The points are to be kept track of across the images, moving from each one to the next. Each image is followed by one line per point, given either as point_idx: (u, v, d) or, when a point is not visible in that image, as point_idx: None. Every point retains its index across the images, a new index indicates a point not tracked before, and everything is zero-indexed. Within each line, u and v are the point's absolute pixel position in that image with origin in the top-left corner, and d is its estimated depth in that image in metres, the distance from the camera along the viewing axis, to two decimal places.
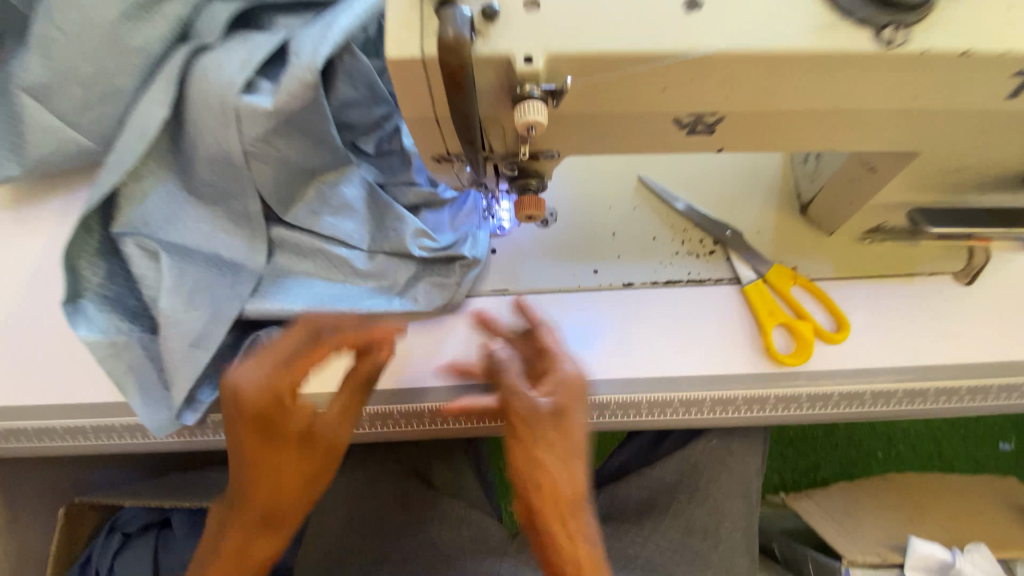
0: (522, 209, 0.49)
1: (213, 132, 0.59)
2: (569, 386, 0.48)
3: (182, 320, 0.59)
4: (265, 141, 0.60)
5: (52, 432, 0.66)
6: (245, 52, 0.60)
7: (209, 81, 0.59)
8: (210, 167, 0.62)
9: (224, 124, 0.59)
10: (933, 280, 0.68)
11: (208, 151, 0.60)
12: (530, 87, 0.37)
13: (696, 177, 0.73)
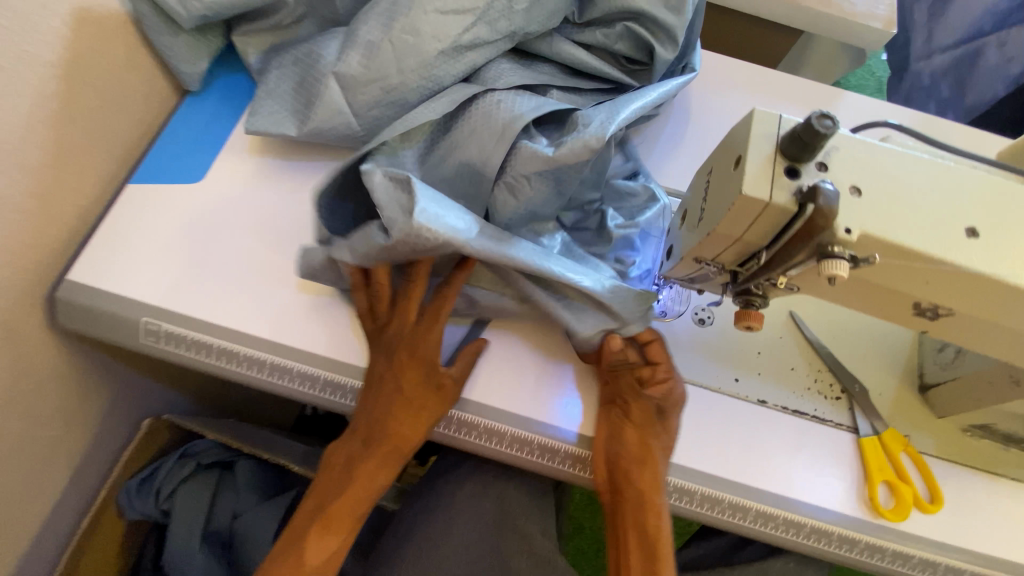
0: (748, 318, 0.58)
1: (484, 149, 0.71)
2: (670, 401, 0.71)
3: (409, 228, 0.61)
4: (523, 176, 0.70)
5: (232, 357, 0.74)
6: (536, 103, 0.73)
7: (500, 112, 0.72)
8: (464, 162, 0.72)
9: (498, 148, 0.71)
10: (1019, 487, 0.76)
11: (468, 161, 0.72)
12: (839, 249, 0.46)
13: (837, 327, 0.83)
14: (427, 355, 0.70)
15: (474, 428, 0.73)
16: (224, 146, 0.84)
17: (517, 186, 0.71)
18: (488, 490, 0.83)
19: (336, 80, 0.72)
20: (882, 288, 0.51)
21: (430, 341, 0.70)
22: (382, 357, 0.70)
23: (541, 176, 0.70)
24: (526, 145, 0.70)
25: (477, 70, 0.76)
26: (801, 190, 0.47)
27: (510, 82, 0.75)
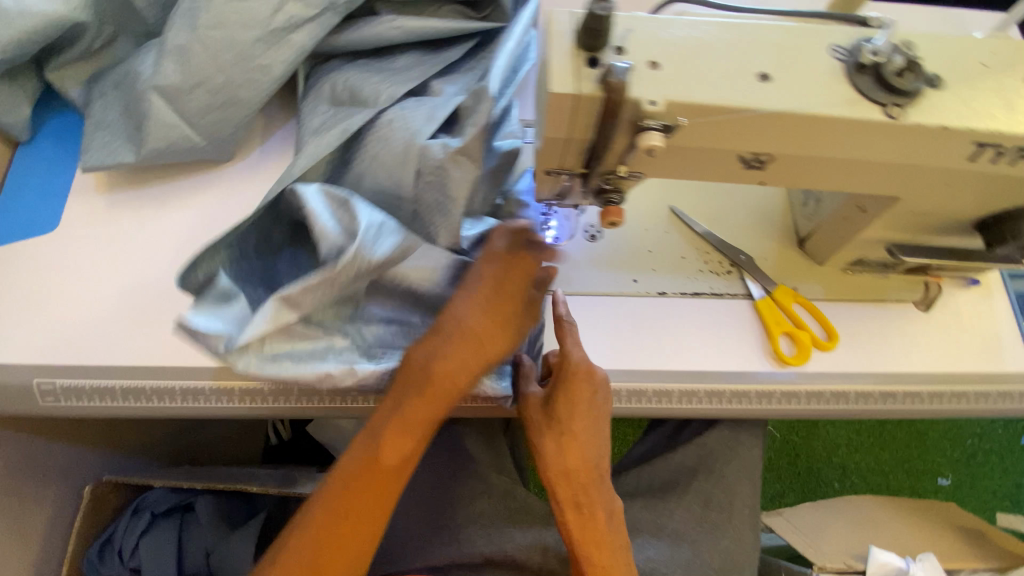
0: (607, 214, 0.60)
1: (389, 168, 0.66)
2: (577, 358, 0.66)
3: (349, 243, 0.58)
4: (441, 169, 0.63)
5: (139, 395, 0.72)
6: (426, 108, 0.69)
7: (391, 127, 0.67)
8: (372, 195, 0.66)
9: (404, 162, 0.65)
10: (899, 306, 0.85)
11: (376, 183, 0.66)
12: (651, 122, 0.50)
13: (717, 210, 0.89)
14: (440, 394, 0.57)
15: None
16: (72, 191, 0.80)
17: (440, 189, 0.63)
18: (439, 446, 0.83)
19: (159, 95, 0.70)
20: (708, 151, 0.54)
21: (446, 378, 0.57)
22: (419, 386, 0.57)
23: (459, 166, 0.63)
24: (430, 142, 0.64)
25: (354, 95, 0.73)
26: (603, 76, 0.49)
27: (394, 95, 0.72)
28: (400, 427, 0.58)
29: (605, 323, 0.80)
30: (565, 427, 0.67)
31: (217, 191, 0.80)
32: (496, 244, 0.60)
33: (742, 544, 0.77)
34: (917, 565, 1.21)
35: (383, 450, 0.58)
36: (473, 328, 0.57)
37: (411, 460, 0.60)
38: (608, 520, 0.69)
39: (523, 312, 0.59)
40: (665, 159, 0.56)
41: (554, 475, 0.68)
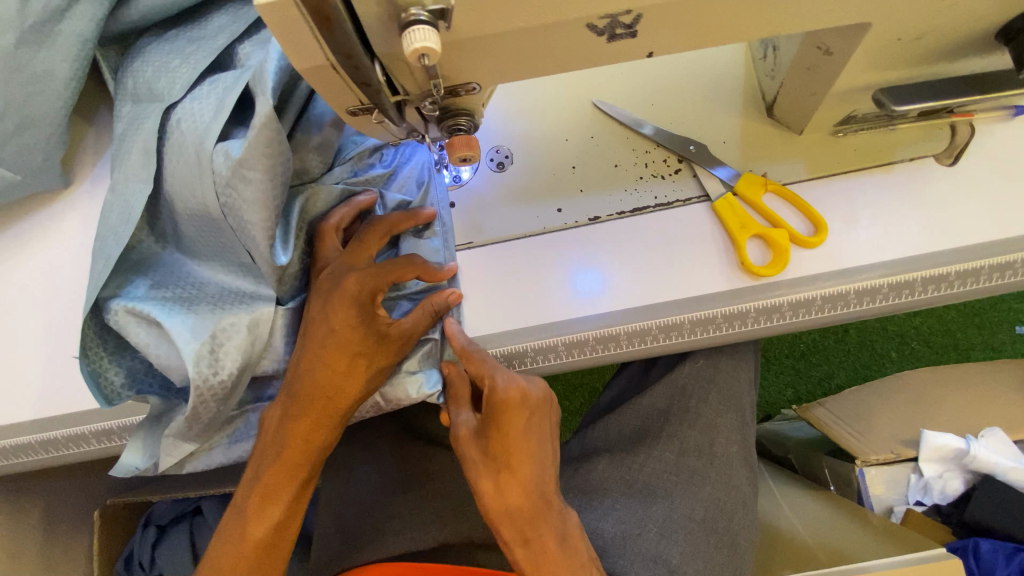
0: (454, 151, 0.46)
1: (190, 186, 0.54)
2: (510, 387, 0.57)
3: (184, 341, 0.54)
4: (230, 186, 0.52)
5: (53, 445, 0.67)
6: (214, 97, 0.54)
7: (182, 133, 0.54)
8: (192, 227, 0.57)
9: (201, 176, 0.53)
10: (914, 165, 0.64)
11: (187, 208, 0.55)
12: (416, 10, 0.33)
13: (655, 92, 0.69)
14: (299, 458, 0.60)
15: None
16: None
17: (242, 222, 0.53)
18: (379, 433, 0.75)
19: None
20: (539, 29, 0.37)
21: (300, 443, 0.59)
22: (274, 450, 0.59)
23: (251, 183, 0.52)
24: (216, 151, 0.52)
25: (151, 89, 0.58)
26: None
27: (189, 82, 0.57)
28: (261, 499, 0.60)
29: (529, 271, 0.65)
30: (500, 463, 0.57)
31: (73, 212, 0.70)
32: (352, 254, 0.60)
33: (731, 483, 0.67)
34: (981, 444, 1.05)
35: (252, 523, 0.61)
36: (321, 385, 0.58)
37: (287, 527, 0.62)
38: (563, 551, 0.58)
39: (375, 352, 0.58)
40: (486, 58, 0.39)
41: (492, 513, 0.58)
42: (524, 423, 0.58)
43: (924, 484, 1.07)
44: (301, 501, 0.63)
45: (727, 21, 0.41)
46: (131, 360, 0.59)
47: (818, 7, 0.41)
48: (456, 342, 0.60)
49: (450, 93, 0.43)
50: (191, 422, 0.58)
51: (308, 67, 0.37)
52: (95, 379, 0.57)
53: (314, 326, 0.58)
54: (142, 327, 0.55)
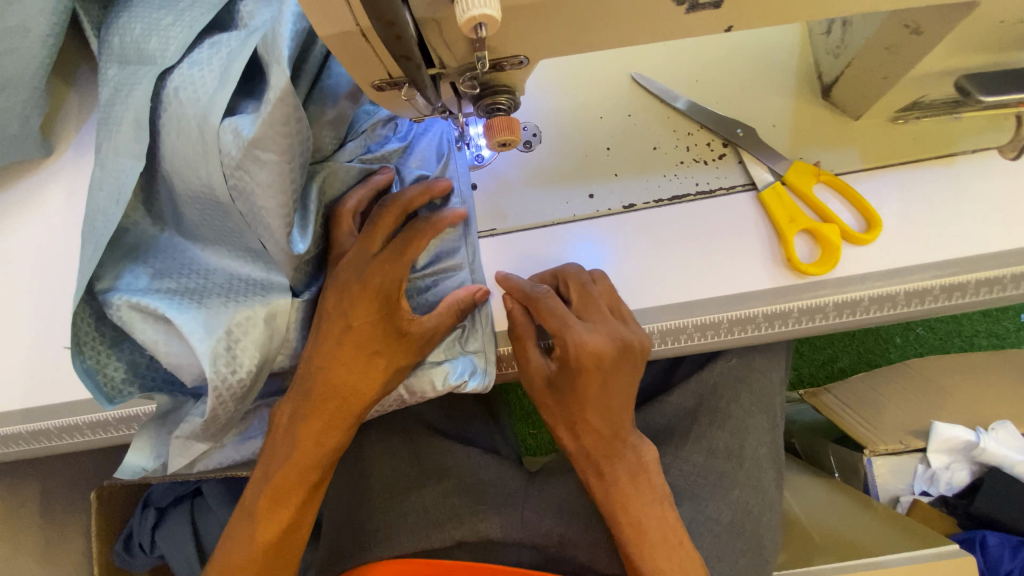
0: (493, 135, 0.41)
1: (192, 165, 0.48)
2: (591, 342, 0.53)
3: (195, 339, 0.49)
4: (240, 168, 0.46)
5: (46, 435, 0.61)
6: (218, 63, 0.48)
7: (181, 105, 0.48)
8: (195, 210, 0.51)
9: (204, 155, 0.47)
10: (977, 158, 0.59)
11: (190, 189, 0.49)
12: None
13: (699, 69, 0.64)
14: (310, 458, 0.55)
15: None
16: None
17: (255, 208, 0.48)
18: (391, 428, 0.71)
19: None
20: None
21: (312, 443, 0.55)
22: (284, 449, 0.55)
23: (266, 166, 0.46)
24: (224, 126, 0.46)
25: (139, 50, 0.51)
26: None
27: (185, 43, 0.50)
28: (271, 501, 0.56)
29: (555, 264, 0.59)
30: (577, 412, 0.57)
31: (54, 184, 0.64)
32: (369, 242, 0.54)
33: (759, 485, 0.65)
34: (989, 436, 0.95)
35: (261, 525, 0.56)
36: (338, 384, 0.54)
37: (298, 528, 0.58)
38: (633, 481, 0.58)
39: (395, 348, 0.54)
40: (542, 23, 0.34)
41: (575, 454, 0.59)
42: (605, 374, 0.54)
43: (931, 475, 0.97)
44: (313, 502, 0.58)
45: None
46: (132, 355, 0.54)
47: None
48: (515, 288, 0.55)
49: (494, 67, 0.38)
50: (207, 424, 0.53)
51: (338, 29, 0.32)
52: (93, 378, 0.52)
53: (330, 317, 0.54)
54: (149, 323, 0.50)
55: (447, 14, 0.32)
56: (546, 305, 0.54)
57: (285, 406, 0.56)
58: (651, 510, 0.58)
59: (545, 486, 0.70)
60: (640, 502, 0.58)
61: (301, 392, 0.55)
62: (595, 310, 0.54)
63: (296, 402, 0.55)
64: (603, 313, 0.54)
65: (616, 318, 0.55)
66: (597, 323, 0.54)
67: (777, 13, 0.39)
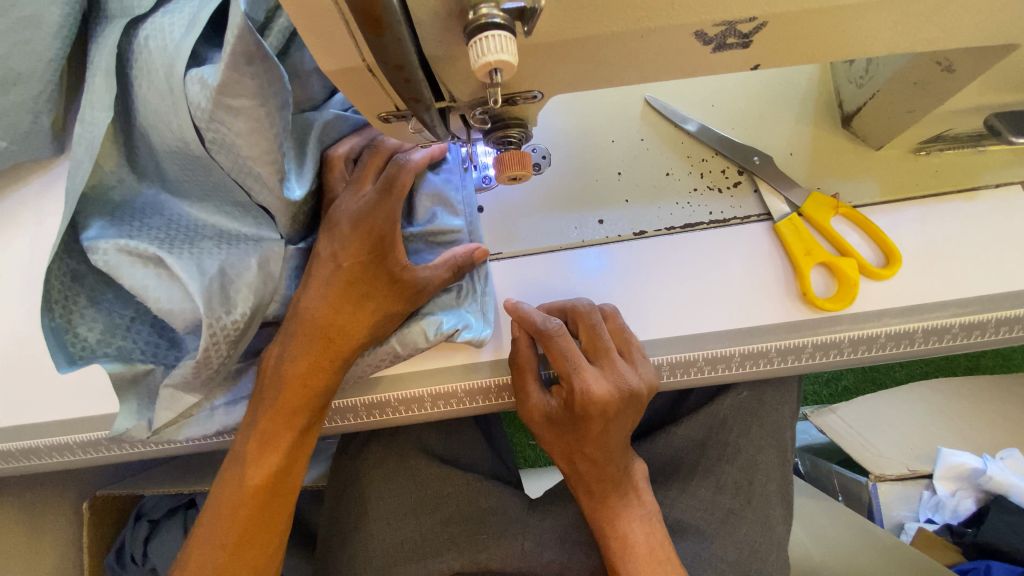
0: (503, 170, 0.39)
1: (163, 117, 0.45)
2: (596, 390, 0.51)
3: (189, 282, 0.46)
4: (214, 120, 0.43)
5: (36, 454, 0.59)
6: (190, 10, 0.46)
7: (151, 52, 0.45)
8: (175, 164, 0.49)
9: (173, 105, 0.44)
10: (1000, 193, 0.57)
11: (165, 143, 0.47)
12: (489, 10, 0.26)
13: (715, 93, 0.62)
14: (298, 402, 0.52)
15: None
16: None
17: (239, 160, 0.45)
18: (390, 452, 0.70)
19: None
20: (631, 34, 0.31)
21: (298, 385, 0.52)
22: (272, 392, 0.53)
23: (243, 114, 0.43)
24: (190, 78, 0.43)
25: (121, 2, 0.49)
26: None
27: None
28: (260, 443, 0.53)
29: (564, 295, 0.57)
30: (576, 445, 0.55)
31: (58, 192, 0.62)
32: (360, 184, 0.52)
33: (767, 522, 0.63)
34: (999, 465, 0.88)
35: (250, 469, 0.54)
36: (325, 325, 0.52)
37: (290, 471, 0.56)
38: (621, 499, 0.57)
39: (384, 294, 0.52)
40: (563, 62, 0.33)
41: (570, 477, 0.58)
42: (610, 420, 0.52)
43: (935, 501, 0.90)
44: (302, 450, 0.56)
45: (846, 28, 0.34)
46: (108, 316, 0.50)
47: (958, 12, 0.34)
48: (526, 320, 0.52)
49: (505, 101, 0.36)
50: (200, 368, 0.49)
51: (345, 65, 0.30)
52: (59, 337, 0.48)
53: (321, 259, 0.52)
54: (138, 268, 0.47)
55: (459, 54, 0.30)
56: (556, 342, 0.51)
57: (282, 340, 0.53)
58: (638, 523, 0.57)
59: (547, 515, 0.68)
60: (627, 517, 0.57)
61: (295, 332, 0.52)
62: (608, 353, 0.52)
63: (291, 330, 0.52)
64: (611, 357, 0.52)
65: (623, 360, 0.52)
66: (607, 368, 0.52)
67: (808, 52, 0.37)
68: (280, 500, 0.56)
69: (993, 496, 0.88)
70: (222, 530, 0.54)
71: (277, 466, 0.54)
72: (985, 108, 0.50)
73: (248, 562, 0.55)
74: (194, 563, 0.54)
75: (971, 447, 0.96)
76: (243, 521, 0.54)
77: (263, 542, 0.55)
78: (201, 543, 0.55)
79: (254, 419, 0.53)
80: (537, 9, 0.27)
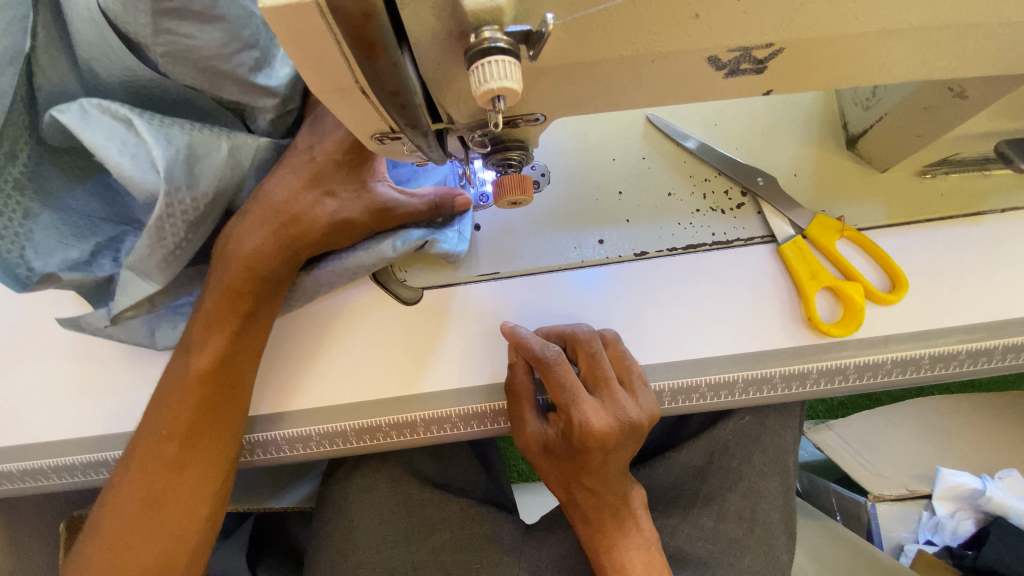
0: (503, 195, 0.38)
1: (97, 44, 0.43)
2: (595, 424, 0.48)
3: (156, 151, 0.44)
4: (161, 29, 0.42)
5: (7, 478, 0.56)
6: None
7: None
8: (128, 91, 0.47)
9: (102, 34, 0.42)
10: (1006, 218, 0.56)
11: (105, 63, 0.44)
12: (491, 33, 0.25)
13: (716, 113, 0.62)
14: (241, 284, 0.51)
15: (303, 439, 0.55)
16: None
17: (200, 66, 0.45)
18: (381, 476, 0.67)
19: None
20: (641, 58, 0.30)
21: (244, 267, 0.51)
22: (218, 271, 0.51)
23: (188, 14, 0.42)
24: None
25: None
26: None
27: None
28: (204, 326, 0.51)
29: (563, 318, 0.55)
30: (573, 475, 0.53)
31: None
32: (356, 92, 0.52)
33: (770, 552, 0.61)
34: (998, 485, 0.87)
35: (196, 354, 0.51)
36: (282, 209, 0.50)
37: (238, 362, 0.52)
38: (619, 527, 0.55)
39: (349, 197, 0.52)
40: (566, 87, 0.32)
41: (565, 505, 0.56)
42: (609, 452, 0.50)
43: (934, 522, 0.89)
44: (255, 335, 0.53)
45: (865, 53, 0.33)
46: (66, 249, 0.49)
47: (981, 40, 0.33)
48: (523, 347, 0.50)
49: (506, 124, 0.35)
50: (156, 247, 0.48)
51: (335, 85, 0.29)
52: (10, 271, 0.47)
53: (297, 150, 0.51)
54: (102, 130, 0.44)
55: (457, 77, 0.29)
56: (553, 369, 0.49)
57: (253, 217, 0.50)
58: (636, 552, 0.55)
59: (543, 542, 0.66)
60: (624, 546, 0.55)
61: (263, 214, 0.50)
62: (608, 383, 0.50)
63: (259, 210, 0.50)
64: (611, 387, 0.50)
65: (624, 390, 0.50)
66: (605, 399, 0.49)
67: (824, 78, 0.36)
68: (230, 405, 0.51)
69: (993, 517, 0.87)
70: (163, 421, 0.51)
71: (223, 355, 0.51)
72: (994, 133, 0.49)
73: (192, 462, 0.51)
74: (132, 461, 0.50)
75: (972, 468, 0.94)
76: (189, 416, 0.50)
77: (207, 445, 0.51)
78: (143, 438, 0.51)
79: (201, 297, 0.52)
80: (544, 33, 0.25)
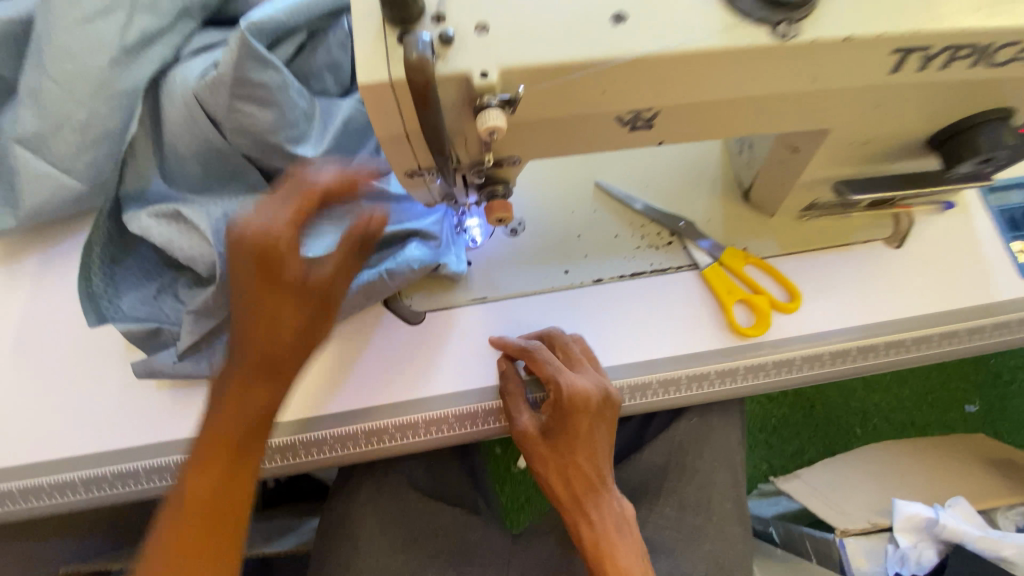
0: (492, 213, 0.54)
1: (188, 131, 0.64)
2: (580, 385, 0.60)
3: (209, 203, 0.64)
4: (235, 110, 0.62)
5: (68, 489, 0.65)
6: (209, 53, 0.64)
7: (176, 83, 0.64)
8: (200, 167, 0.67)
9: (194, 118, 0.63)
10: (869, 246, 0.74)
11: (191, 142, 0.65)
12: (488, 98, 0.43)
13: (648, 175, 0.80)
14: (291, 273, 0.49)
15: (321, 443, 0.65)
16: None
17: (259, 136, 0.64)
18: (382, 488, 0.74)
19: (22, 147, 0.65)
20: (575, 117, 0.48)
21: (322, 276, 0.51)
22: (248, 258, 0.48)
23: (257, 101, 0.62)
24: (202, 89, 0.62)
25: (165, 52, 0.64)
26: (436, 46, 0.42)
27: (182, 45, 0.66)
28: (246, 321, 0.49)
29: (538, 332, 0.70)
30: (568, 455, 0.61)
31: None
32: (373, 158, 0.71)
33: (727, 538, 0.70)
34: (949, 512, 0.88)
35: (238, 353, 0.50)
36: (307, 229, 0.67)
37: (288, 362, 0.51)
38: (613, 519, 0.61)
39: None
40: (531, 136, 0.50)
41: (563, 504, 0.61)
42: (593, 417, 0.61)
43: (899, 554, 0.88)
44: (305, 336, 0.51)
45: (720, 118, 0.52)
46: (140, 289, 0.68)
47: (793, 113, 0.52)
48: (509, 344, 0.64)
49: (495, 163, 0.52)
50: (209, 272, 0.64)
51: (386, 132, 0.46)
52: (95, 304, 0.65)
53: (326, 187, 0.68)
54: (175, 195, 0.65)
55: (463, 126, 0.46)
56: (536, 351, 0.63)
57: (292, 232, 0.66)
58: (631, 545, 0.60)
59: (529, 545, 0.73)
60: (621, 544, 0.59)
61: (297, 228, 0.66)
62: (580, 361, 0.64)
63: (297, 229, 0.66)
64: (583, 364, 0.64)
65: (593, 368, 0.64)
66: (582, 371, 0.62)
67: (699, 134, 0.55)
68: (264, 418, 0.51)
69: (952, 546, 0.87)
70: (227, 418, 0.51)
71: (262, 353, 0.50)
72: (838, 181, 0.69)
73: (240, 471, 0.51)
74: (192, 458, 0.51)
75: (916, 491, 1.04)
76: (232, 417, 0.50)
77: (245, 454, 0.51)
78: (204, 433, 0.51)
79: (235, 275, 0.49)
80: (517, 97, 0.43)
